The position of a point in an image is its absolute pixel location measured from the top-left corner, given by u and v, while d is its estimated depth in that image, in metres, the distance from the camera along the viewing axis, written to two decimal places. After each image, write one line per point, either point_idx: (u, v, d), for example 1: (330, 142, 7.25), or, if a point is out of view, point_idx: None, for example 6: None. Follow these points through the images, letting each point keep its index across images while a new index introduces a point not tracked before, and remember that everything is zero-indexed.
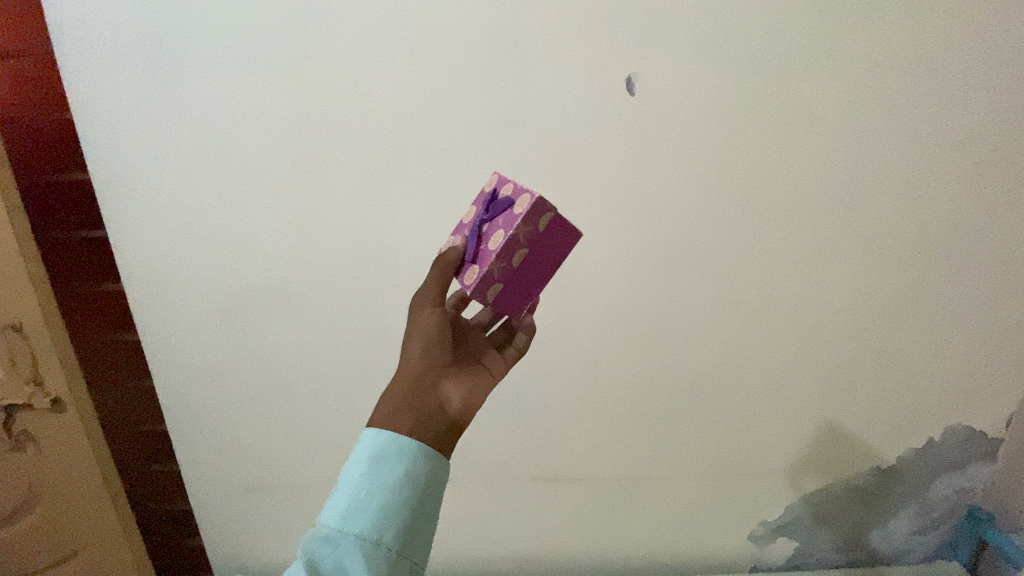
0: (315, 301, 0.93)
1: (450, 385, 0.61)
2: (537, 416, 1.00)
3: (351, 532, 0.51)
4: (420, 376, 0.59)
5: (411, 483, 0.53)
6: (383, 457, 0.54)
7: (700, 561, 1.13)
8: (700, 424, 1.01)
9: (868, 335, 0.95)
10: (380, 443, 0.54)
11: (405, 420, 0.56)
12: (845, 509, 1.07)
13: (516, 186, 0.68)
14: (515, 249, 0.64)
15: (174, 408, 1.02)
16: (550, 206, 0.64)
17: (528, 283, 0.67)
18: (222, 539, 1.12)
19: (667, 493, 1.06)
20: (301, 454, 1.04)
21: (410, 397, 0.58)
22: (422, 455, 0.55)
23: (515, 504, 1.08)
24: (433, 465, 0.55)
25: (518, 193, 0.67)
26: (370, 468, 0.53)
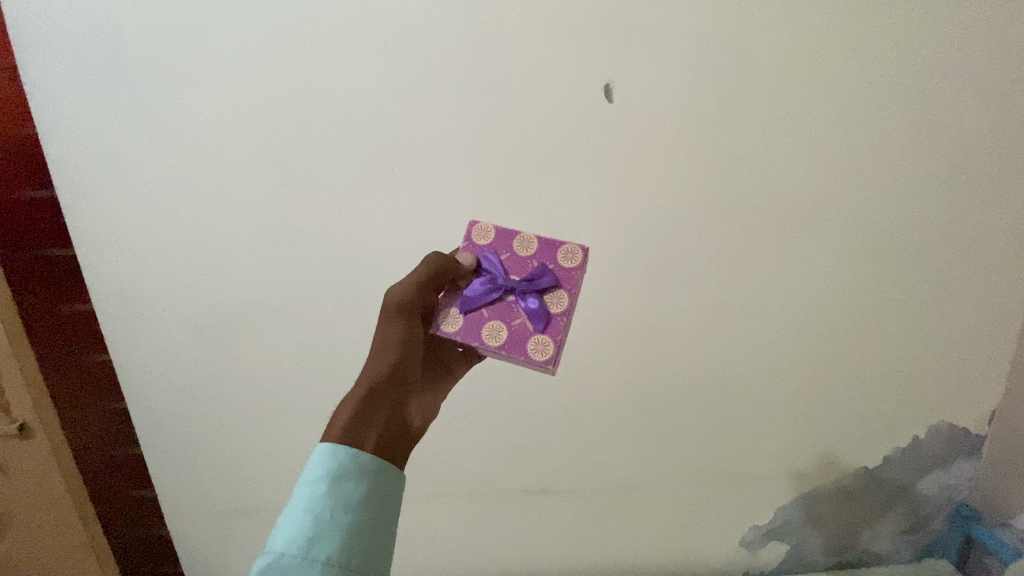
0: (292, 315, 0.91)
1: (412, 404, 0.64)
2: (524, 427, 0.99)
3: (317, 560, 0.49)
4: (384, 395, 0.61)
5: (372, 501, 0.54)
6: (344, 476, 0.53)
7: (693, 569, 1.11)
8: (688, 430, 1.00)
9: (850, 335, 0.95)
10: (340, 461, 0.54)
11: (370, 436, 0.58)
12: (834, 509, 1.07)
13: (567, 311, 0.66)
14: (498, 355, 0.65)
15: (150, 431, 0.98)
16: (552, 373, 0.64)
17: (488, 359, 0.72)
18: (201, 562, 1.09)
19: (656, 499, 1.05)
20: (283, 473, 1.01)
21: (375, 413, 0.59)
22: (382, 470, 0.56)
23: (504, 515, 1.06)
24: (392, 477, 0.56)
25: (557, 328, 0.64)
26: (331, 488, 0.53)
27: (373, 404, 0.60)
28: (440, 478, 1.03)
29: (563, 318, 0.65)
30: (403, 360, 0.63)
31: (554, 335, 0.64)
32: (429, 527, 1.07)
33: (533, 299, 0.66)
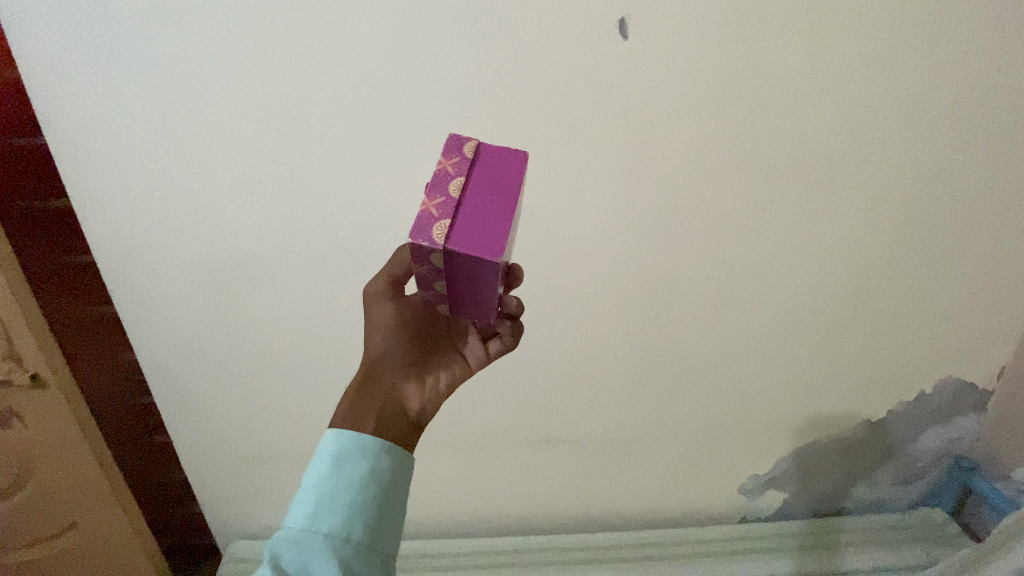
0: (294, 268, 0.90)
1: (412, 387, 0.65)
2: (530, 381, 0.99)
3: (320, 532, 0.51)
4: (380, 377, 0.64)
5: (376, 481, 0.55)
6: (347, 457, 0.55)
7: (694, 514, 1.15)
8: (692, 384, 1.00)
9: (864, 292, 0.92)
10: (343, 443, 0.56)
11: (369, 419, 0.60)
12: (835, 461, 1.09)
13: (435, 186, 0.56)
14: (430, 266, 0.56)
15: (160, 384, 1.00)
16: (433, 244, 0.52)
17: (473, 299, 0.62)
18: (220, 501, 1.14)
19: (658, 450, 1.07)
20: (294, 421, 1.05)
21: (372, 399, 0.62)
22: (386, 452, 0.57)
23: (508, 465, 1.08)
24: (397, 459, 0.57)
25: (428, 205, 0.55)
26: (334, 468, 0.54)
27: (369, 391, 0.63)
28: (445, 433, 1.04)
29: (435, 195, 0.55)
30: (394, 343, 0.67)
31: (429, 213, 0.54)
32: (434, 475, 1.10)
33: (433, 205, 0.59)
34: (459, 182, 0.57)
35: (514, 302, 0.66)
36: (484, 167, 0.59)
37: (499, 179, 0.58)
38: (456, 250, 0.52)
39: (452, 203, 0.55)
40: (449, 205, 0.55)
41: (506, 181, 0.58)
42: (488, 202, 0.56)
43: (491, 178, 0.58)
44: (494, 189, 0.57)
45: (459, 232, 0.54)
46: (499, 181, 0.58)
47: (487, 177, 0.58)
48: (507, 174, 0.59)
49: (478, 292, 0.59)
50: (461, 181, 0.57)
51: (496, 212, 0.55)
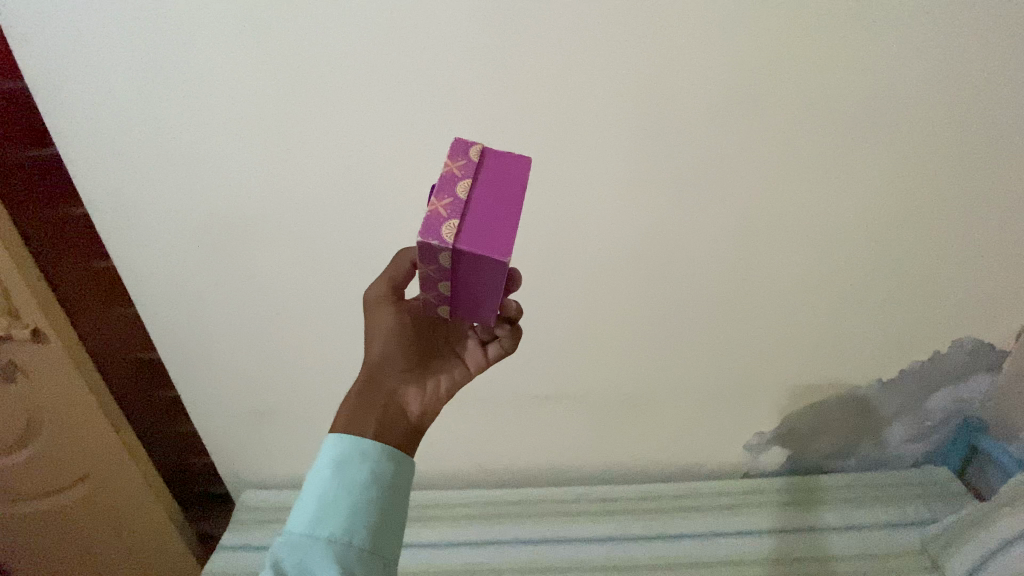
0: (292, 224, 0.86)
1: (411, 392, 0.63)
2: (537, 340, 0.97)
3: (321, 536, 0.50)
4: (379, 383, 0.62)
5: (378, 484, 0.54)
6: (348, 460, 0.54)
7: (698, 467, 1.16)
8: (703, 343, 0.99)
9: (887, 250, 0.89)
10: (346, 446, 0.55)
11: (369, 425, 0.58)
12: (842, 419, 1.09)
13: (442, 187, 0.56)
14: (437, 266, 0.54)
15: (164, 338, 0.99)
16: (441, 244, 0.51)
17: (478, 301, 0.60)
18: (230, 453, 1.16)
19: (665, 408, 1.07)
20: (301, 375, 1.05)
21: (372, 404, 0.60)
22: (388, 456, 0.56)
23: (514, 421, 1.09)
24: (399, 463, 0.57)
25: (435, 207, 0.54)
26: (336, 472, 0.53)
27: (369, 395, 0.61)
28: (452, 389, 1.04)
29: (442, 198, 0.55)
30: (394, 348, 0.64)
31: (435, 214, 0.54)
32: (441, 431, 1.10)
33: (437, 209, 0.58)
34: (466, 183, 0.56)
35: (513, 305, 0.64)
36: (491, 170, 0.58)
37: (506, 180, 0.57)
38: (463, 250, 0.52)
39: (460, 203, 0.55)
40: (457, 206, 0.54)
41: (513, 182, 0.57)
42: (496, 202, 0.55)
43: (497, 179, 0.57)
44: (502, 189, 0.56)
45: (466, 231, 0.53)
46: (506, 182, 0.57)
47: (494, 178, 0.57)
48: (514, 174, 0.58)
49: (485, 292, 0.58)
50: (469, 183, 0.56)
51: (505, 211, 0.55)
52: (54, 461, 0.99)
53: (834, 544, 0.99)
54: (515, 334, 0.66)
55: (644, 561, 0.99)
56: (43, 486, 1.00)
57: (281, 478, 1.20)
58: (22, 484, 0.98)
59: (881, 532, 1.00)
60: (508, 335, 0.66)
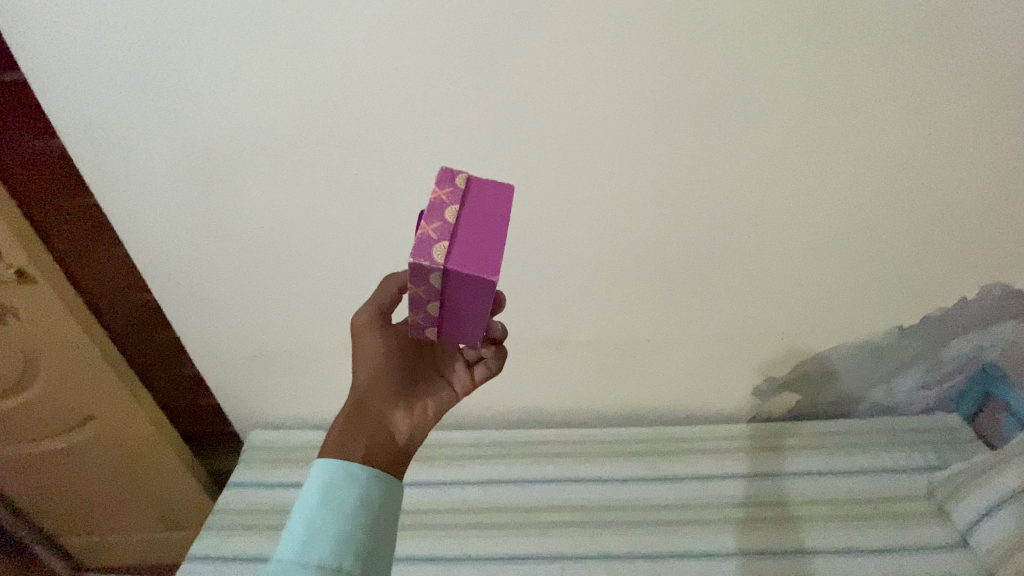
0: (290, 151, 0.81)
1: (401, 414, 0.62)
2: (546, 279, 0.95)
3: (310, 564, 0.47)
4: (369, 406, 0.61)
5: (367, 507, 0.52)
6: (336, 485, 0.52)
7: (706, 412, 1.15)
8: (716, 283, 0.96)
9: (917, 185, 0.84)
10: (333, 470, 0.53)
11: (359, 446, 0.57)
12: (856, 365, 1.06)
13: (429, 212, 0.58)
14: (427, 288, 0.56)
15: (161, 274, 0.96)
16: (431, 265, 0.53)
17: (465, 322, 0.62)
18: (234, 394, 1.16)
19: (674, 351, 1.05)
20: (304, 315, 1.03)
21: (362, 425, 0.59)
22: (377, 478, 0.54)
23: (521, 364, 1.07)
24: (388, 486, 0.54)
25: (423, 231, 0.56)
26: (324, 497, 0.51)
27: (358, 418, 0.59)
28: None
29: (429, 223, 0.57)
30: (383, 371, 0.64)
31: (424, 238, 0.55)
32: None
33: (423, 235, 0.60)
34: (453, 208, 0.58)
35: (498, 326, 0.67)
36: (477, 195, 0.60)
37: (491, 204, 0.59)
38: (454, 272, 0.54)
39: (449, 227, 0.56)
40: (445, 230, 0.56)
41: (497, 207, 0.59)
42: (482, 226, 0.57)
43: (483, 204, 0.59)
44: (488, 213, 0.58)
45: (455, 254, 0.55)
46: (493, 206, 0.59)
47: (480, 203, 0.59)
48: (499, 200, 0.60)
49: (473, 312, 0.59)
50: (456, 207, 0.58)
51: (491, 235, 0.57)
52: (59, 398, 1.02)
53: (835, 487, 1.00)
54: (500, 356, 0.69)
55: (648, 501, 1.01)
56: (52, 419, 1.05)
57: (287, 419, 1.20)
58: (32, 415, 1.03)
59: (884, 477, 1.01)
60: (493, 356, 0.69)
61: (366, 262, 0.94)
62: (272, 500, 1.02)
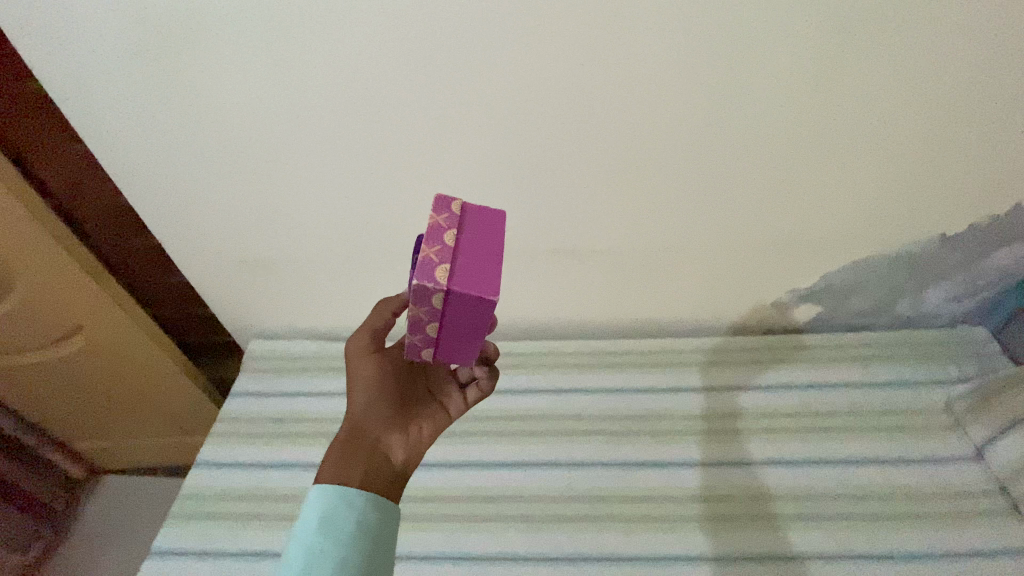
0: (266, 17, 0.73)
1: (396, 438, 0.62)
2: (553, 177, 0.87)
3: None
4: (365, 431, 0.61)
5: (364, 533, 0.50)
6: (333, 513, 0.50)
7: (714, 325, 1.10)
8: (742, 185, 0.87)
9: (980, 61, 0.74)
10: (330, 498, 0.51)
11: (357, 470, 0.57)
12: (883, 276, 0.99)
13: (429, 235, 0.59)
14: (428, 308, 0.58)
15: (139, 167, 0.90)
16: (434, 286, 0.55)
17: (462, 343, 0.64)
18: (227, 305, 1.12)
19: (689, 262, 0.98)
20: (291, 219, 0.95)
21: (358, 449, 0.59)
22: (374, 504, 0.52)
23: (525, 274, 1.01)
24: (385, 511, 0.53)
25: (424, 253, 0.58)
26: (321, 526, 0.49)
27: (354, 442, 0.60)
28: None
29: (431, 247, 0.59)
30: (378, 395, 0.64)
31: (426, 260, 0.57)
32: None
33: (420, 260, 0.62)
34: (452, 233, 0.60)
35: (491, 346, 0.69)
36: (473, 219, 0.62)
37: (488, 229, 0.61)
38: (456, 294, 0.56)
39: (449, 250, 0.59)
40: (446, 252, 0.58)
41: (494, 231, 0.61)
42: (481, 251, 0.59)
43: (480, 228, 0.61)
44: (486, 237, 0.60)
45: (456, 277, 0.57)
46: (491, 231, 0.61)
47: (476, 227, 0.61)
48: (495, 224, 0.62)
49: (471, 332, 0.61)
50: (455, 232, 0.60)
51: (490, 257, 0.59)
52: (36, 312, 0.98)
53: (843, 400, 0.98)
54: (493, 373, 0.69)
55: (651, 413, 0.99)
56: (35, 335, 1.01)
57: (278, 331, 1.16)
58: (12, 333, 0.99)
59: (894, 391, 0.98)
60: (487, 374, 0.69)
61: (357, 156, 0.87)
62: (273, 410, 1.00)
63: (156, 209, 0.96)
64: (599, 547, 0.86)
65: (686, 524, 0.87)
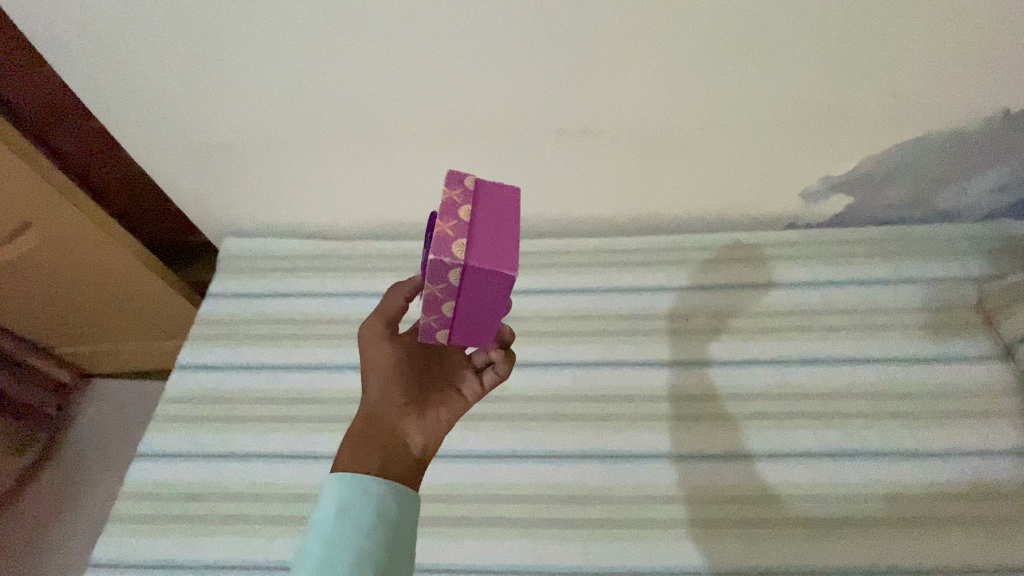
0: None
1: (412, 424, 0.59)
2: (557, 33, 0.72)
3: None
4: (380, 417, 0.58)
5: (382, 520, 0.50)
6: (351, 503, 0.50)
7: (727, 217, 1.00)
8: (782, 42, 0.73)
9: None
10: (348, 488, 0.50)
11: (372, 460, 0.54)
12: (928, 160, 0.88)
13: (441, 213, 0.57)
14: (445, 283, 0.56)
15: (57, 23, 0.75)
16: (453, 261, 0.53)
17: (479, 320, 0.62)
18: (194, 197, 1.01)
19: (711, 143, 0.86)
20: (251, 90, 0.82)
21: (374, 438, 0.57)
22: (392, 492, 0.52)
23: (525, 160, 0.89)
24: (403, 498, 0.52)
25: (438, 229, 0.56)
26: (340, 515, 0.49)
27: (369, 430, 0.57)
28: (447, 110, 0.83)
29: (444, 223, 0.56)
30: (393, 381, 0.61)
31: (440, 235, 0.55)
32: (436, 169, 0.91)
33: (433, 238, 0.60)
34: (466, 208, 0.58)
35: (506, 329, 0.66)
36: (487, 195, 0.60)
37: (503, 205, 0.59)
38: (474, 270, 0.54)
39: (465, 225, 0.56)
40: (461, 228, 0.56)
41: (509, 208, 0.59)
42: (497, 228, 0.57)
43: (493, 203, 0.59)
44: (501, 214, 0.58)
45: (473, 253, 0.55)
46: (505, 207, 0.59)
47: (490, 204, 0.59)
48: (510, 201, 0.60)
49: (489, 310, 0.59)
50: (470, 207, 0.58)
51: (507, 231, 0.57)
52: None
53: (858, 298, 0.91)
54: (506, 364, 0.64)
55: (651, 312, 0.93)
56: None
57: (247, 226, 1.06)
58: None
59: (916, 288, 0.91)
60: (501, 360, 0.64)
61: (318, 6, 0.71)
62: (255, 311, 0.94)
63: (88, 78, 0.82)
64: (588, 446, 0.83)
65: (680, 423, 0.83)
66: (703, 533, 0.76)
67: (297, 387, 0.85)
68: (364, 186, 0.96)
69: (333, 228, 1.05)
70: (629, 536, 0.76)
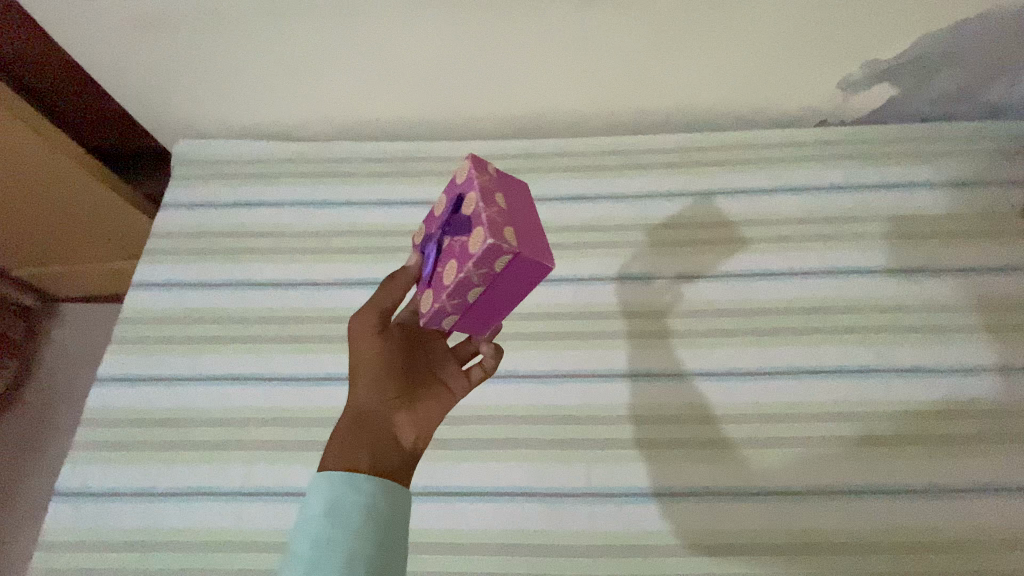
0: None
1: (403, 417, 0.52)
2: None
3: None
4: (369, 414, 0.51)
5: (373, 521, 0.42)
6: (339, 501, 0.43)
7: (733, 118, 0.89)
8: None
9: None
10: (335, 484, 0.43)
11: (363, 457, 0.47)
12: (993, 38, 0.75)
13: (478, 197, 0.52)
14: (487, 268, 0.50)
15: None
16: (508, 245, 0.49)
17: (492, 310, 0.57)
18: (135, 90, 0.86)
19: (743, 14, 0.73)
20: None
21: (362, 433, 0.49)
22: (384, 488, 0.44)
23: (522, 36, 0.76)
24: (396, 495, 0.45)
25: (480, 214, 0.51)
26: (326, 515, 0.42)
27: (357, 428, 0.49)
28: None
29: (484, 208, 0.51)
30: (381, 374, 0.53)
31: (483, 220, 0.50)
32: (417, 48, 0.78)
33: (458, 224, 0.54)
34: (500, 196, 0.54)
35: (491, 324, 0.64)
36: (511, 186, 0.57)
37: (525, 199, 0.57)
38: (522, 257, 0.50)
39: (505, 212, 0.52)
40: (502, 215, 0.52)
41: (529, 202, 0.57)
42: (529, 219, 0.55)
43: (517, 195, 0.56)
44: (528, 207, 0.56)
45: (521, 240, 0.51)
46: (528, 201, 0.57)
47: (517, 195, 0.57)
48: (527, 194, 0.58)
49: (510, 300, 0.56)
50: (503, 195, 0.54)
51: (536, 225, 0.55)
52: None
53: (875, 204, 0.81)
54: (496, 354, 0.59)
55: (622, 221, 0.83)
56: None
57: (180, 129, 0.93)
58: None
59: (914, 194, 0.82)
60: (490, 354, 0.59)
61: None
62: (219, 220, 0.83)
63: None
64: (570, 365, 0.75)
65: (647, 340, 0.76)
66: (662, 455, 0.70)
67: (271, 303, 0.77)
68: (299, 80, 0.83)
69: (269, 130, 0.92)
70: (583, 458, 0.70)
